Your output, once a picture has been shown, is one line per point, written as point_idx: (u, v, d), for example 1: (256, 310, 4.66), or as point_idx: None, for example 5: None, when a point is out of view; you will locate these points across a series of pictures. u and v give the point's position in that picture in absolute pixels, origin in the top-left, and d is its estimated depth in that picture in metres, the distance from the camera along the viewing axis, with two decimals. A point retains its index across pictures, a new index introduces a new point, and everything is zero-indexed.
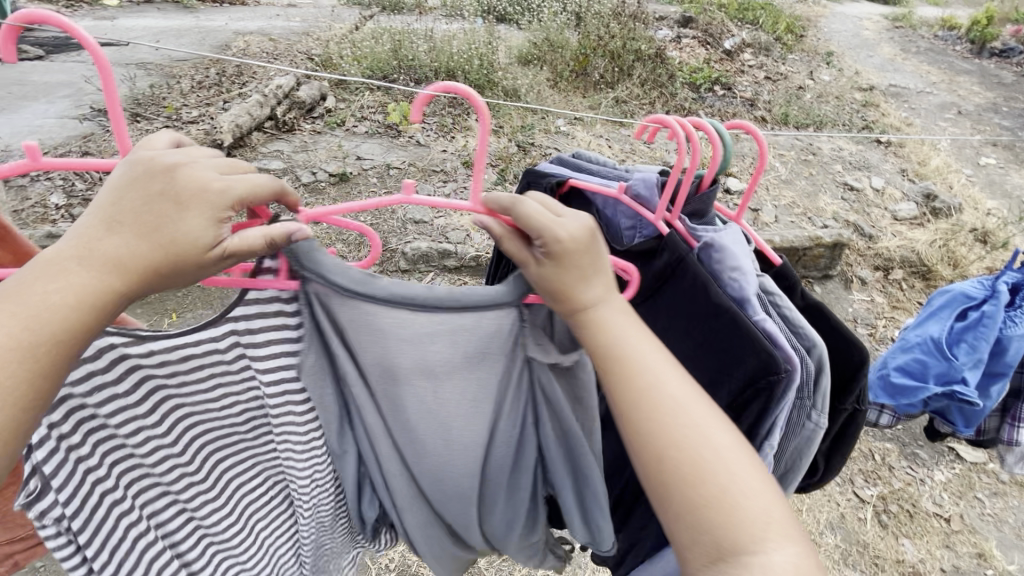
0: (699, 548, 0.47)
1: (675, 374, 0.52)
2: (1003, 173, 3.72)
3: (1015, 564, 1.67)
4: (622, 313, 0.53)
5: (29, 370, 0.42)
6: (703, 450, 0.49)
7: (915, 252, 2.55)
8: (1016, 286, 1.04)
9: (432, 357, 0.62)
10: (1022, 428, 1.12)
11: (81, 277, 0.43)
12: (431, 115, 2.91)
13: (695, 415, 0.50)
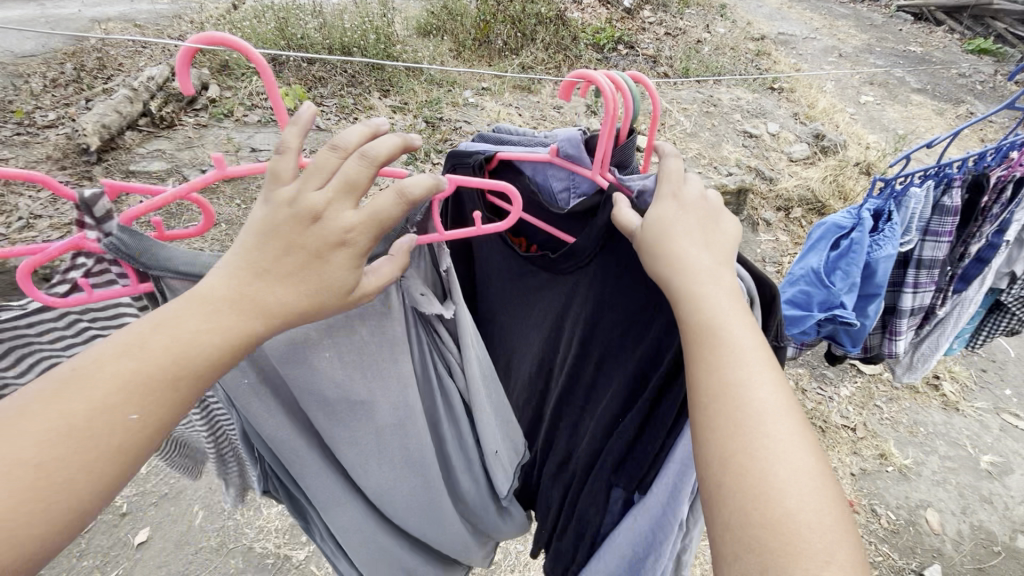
0: (740, 543, 0.38)
1: (753, 334, 0.44)
2: (880, 109, 4.06)
3: (910, 458, 1.89)
4: (712, 270, 0.47)
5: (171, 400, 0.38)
6: (752, 413, 0.40)
7: (810, 190, 2.74)
8: (878, 211, 1.10)
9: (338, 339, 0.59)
10: (899, 341, 1.20)
11: (229, 317, 0.40)
12: (329, 97, 2.74)
13: (750, 373, 0.42)
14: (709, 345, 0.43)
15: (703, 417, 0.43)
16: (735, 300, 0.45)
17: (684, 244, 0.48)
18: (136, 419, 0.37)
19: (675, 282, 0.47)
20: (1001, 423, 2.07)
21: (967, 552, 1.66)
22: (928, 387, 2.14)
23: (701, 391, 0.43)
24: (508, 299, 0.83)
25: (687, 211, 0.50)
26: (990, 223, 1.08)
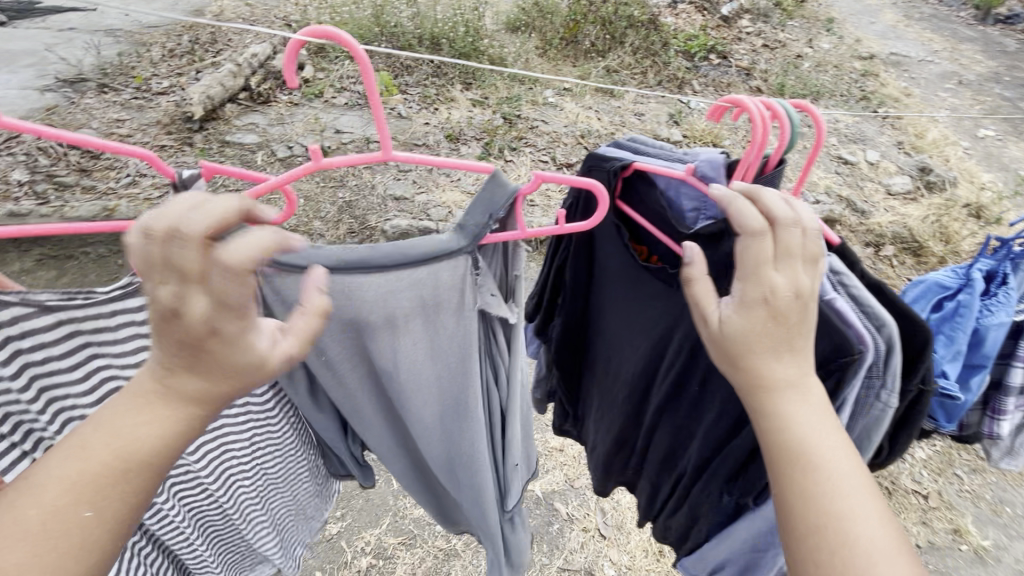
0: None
1: (842, 451, 0.47)
2: (1001, 146, 3.65)
3: (989, 540, 1.70)
4: (789, 384, 0.49)
5: (126, 487, 0.41)
6: (862, 543, 0.43)
7: (907, 229, 2.50)
8: (990, 273, 0.99)
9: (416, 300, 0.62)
10: (1003, 421, 1.03)
11: (170, 406, 0.43)
12: (414, 85, 2.81)
13: (854, 499, 0.45)
14: (798, 465, 0.46)
15: (804, 545, 0.45)
16: (823, 420, 0.48)
17: (766, 356, 0.49)
18: (89, 515, 0.40)
19: (761, 396, 0.49)
20: None
21: None
22: None
23: (806, 520, 0.45)
24: (617, 299, 0.83)
25: (763, 306, 0.48)
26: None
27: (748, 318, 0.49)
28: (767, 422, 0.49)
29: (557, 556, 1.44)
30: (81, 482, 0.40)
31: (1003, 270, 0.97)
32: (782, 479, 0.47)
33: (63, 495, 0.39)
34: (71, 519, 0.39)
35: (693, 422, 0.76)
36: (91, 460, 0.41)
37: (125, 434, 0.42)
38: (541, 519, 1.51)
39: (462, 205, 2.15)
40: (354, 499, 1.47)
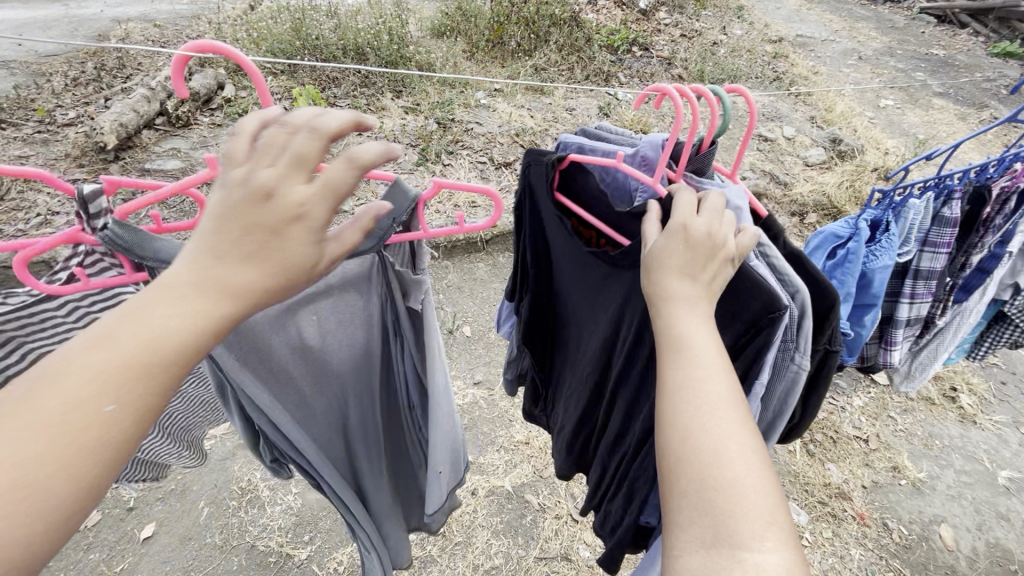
0: (696, 530, 0.43)
1: (708, 336, 0.50)
2: (900, 114, 3.97)
3: (923, 472, 1.85)
4: (691, 292, 0.52)
5: (147, 387, 0.37)
6: (702, 402, 0.47)
7: (826, 196, 2.69)
8: (875, 222, 1.06)
9: (297, 297, 0.66)
10: (894, 350, 1.18)
11: (196, 303, 0.38)
12: (343, 97, 2.77)
13: (701, 371, 0.48)
14: (671, 348, 0.50)
15: (665, 410, 0.48)
16: (705, 315, 0.52)
17: (671, 276, 0.53)
18: (111, 411, 0.35)
19: (656, 299, 0.53)
20: (1021, 438, 2.02)
21: (983, 571, 1.61)
22: (945, 399, 2.09)
23: (663, 391, 0.49)
24: (574, 280, 0.85)
25: (678, 243, 0.54)
26: (992, 234, 1.09)
27: (670, 246, 0.54)
28: (658, 319, 0.52)
29: (533, 546, 1.46)
30: (102, 374, 0.35)
31: (886, 218, 1.05)
32: (660, 361, 0.51)
33: (89, 385, 0.35)
34: (90, 416, 0.34)
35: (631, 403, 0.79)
36: (114, 353, 0.36)
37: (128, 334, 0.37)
38: (513, 513, 1.52)
39: None
40: (322, 520, 1.44)
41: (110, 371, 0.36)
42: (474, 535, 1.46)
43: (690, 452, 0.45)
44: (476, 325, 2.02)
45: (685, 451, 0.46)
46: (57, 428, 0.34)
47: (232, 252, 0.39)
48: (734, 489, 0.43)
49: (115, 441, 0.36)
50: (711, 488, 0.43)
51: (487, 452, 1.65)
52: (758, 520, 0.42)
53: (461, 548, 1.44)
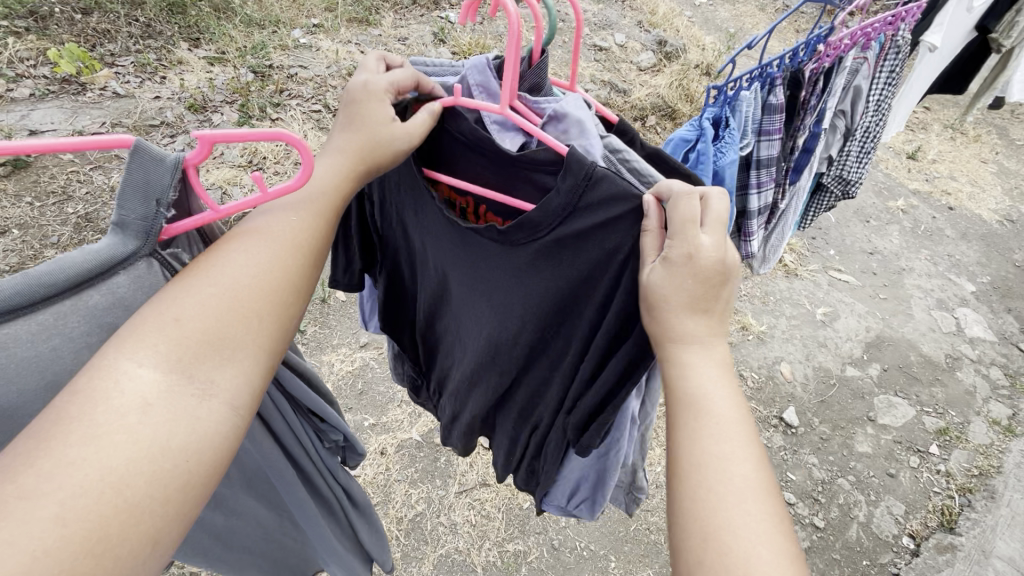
0: None
1: (729, 406, 0.52)
2: (713, 10, 4.28)
3: (764, 324, 2.20)
4: (705, 347, 0.54)
5: (245, 318, 0.44)
6: (727, 482, 0.48)
7: (660, 97, 2.86)
8: (715, 120, 1.09)
9: (76, 356, 0.45)
10: (752, 240, 1.32)
11: (274, 256, 0.48)
12: (123, 54, 2.28)
13: (722, 445, 0.50)
14: (692, 413, 0.52)
15: (682, 486, 0.50)
16: (724, 378, 0.54)
17: (678, 317, 0.53)
18: (179, 322, 0.41)
19: (670, 348, 0.54)
20: (829, 279, 2.46)
21: (812, 391, 2.01)
22: (774, 261, 2.46)
23: (682, 467, 0.51)
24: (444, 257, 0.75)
25: (678, 266, 0.51)
26: (810, 115, 1.24)
27: (668, 273, 0.52)
28: (672, 370, 0.54)
29: (453, 483, 1.51)
30: (218, 300, 0.44)
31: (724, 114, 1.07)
32: (677, 423, 0.53)
33: (192, 308, 0.42)
34: (177, 327, 0.41)
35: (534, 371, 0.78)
36: (219, 285, 0.44)
37: (279, 241, 0.49)
38: (427, 459, 1.55)
39: (235, 181, 1.89)
40: None
41: (210, 297, 0.43)
42: (392, 491, 1.47)
43: (713, 528, 0.47)
44: (348, 287, 1.90)
45: (706, 537, 0.47)
46: (179, 336, 0.41)
47: (307, 216, 0.52)
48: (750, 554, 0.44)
49: (198, 357, 0.41)
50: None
51: (388, 410, 1.63)
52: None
53: (381, 507, 1.44)
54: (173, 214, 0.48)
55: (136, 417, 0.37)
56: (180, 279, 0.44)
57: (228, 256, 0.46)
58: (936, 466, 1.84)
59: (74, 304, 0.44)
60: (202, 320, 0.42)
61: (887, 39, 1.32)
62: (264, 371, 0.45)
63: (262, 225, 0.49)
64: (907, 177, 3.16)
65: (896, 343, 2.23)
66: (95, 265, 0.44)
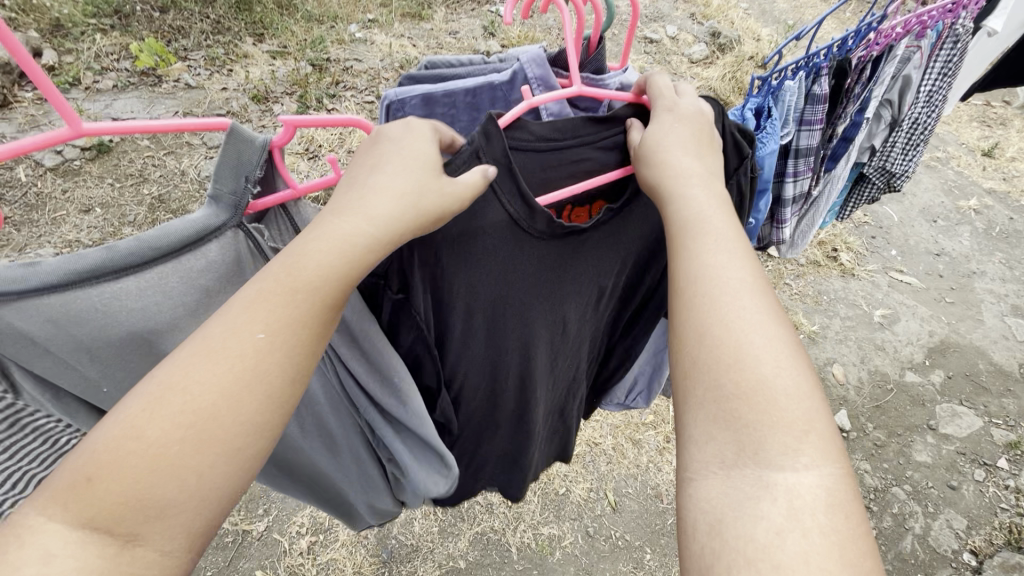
0: (713, 443, 0.43)
1: (721, 218, 0.52)
2: (770, 2, 4.13)
3: (816, 324, 2.11)
4: (697, 175, 0.55)
5: (194, 458, 0.37)
6: (724, 287, 0.48)
7: (712, 90, 2.79)
8: (758, 110, 1.03)
9: (173, 312, 0.51)
10: (784, 228, 1.25)
11: (235, 374, 0.39)
12: (195, 49, 2.43)
13: (720, 255, 0.50)
14: (687, 233, 0.52)
15: (681, 307, 0.49)
16: (716, 199, 0.54)
17: (679, 157, 0.56)
18: (95, 479, 0.35)
19: (671, 183, 0.55)
20: (889, 280, 2.33)
21: (867, 396, 1.91)
22: (829, 260, 2.35)
23: (681, 285, 0.50)
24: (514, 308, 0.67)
25: (684, 122, 0.58)
26: (853, 104, 1.18)
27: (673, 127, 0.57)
28: (669, 201, 0.54)
29: None
30: (158, 443, 0.36)
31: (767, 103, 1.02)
32: (673, 247, 0.52)
33: (127, 450, 0.36)
34: (91, 480, 0.35)
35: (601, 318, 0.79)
36: (162, 417, 0.37)
37: (232, 345, 0.40)
38: None
39: (293, 168, 1.99)
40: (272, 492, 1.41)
41: (145, 436, 0.36)
42: None
43: (718, 338, 0.46)
44: None
45: (702, 345, 0.46)
46: (97, 485, 0.35)
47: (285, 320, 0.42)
48: (764, 381, 0.44)
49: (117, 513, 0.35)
50: (737, 394, 0.43)
51: None
52: (796, 419, 0.43)
53: None
54: (258, 192, 0.53)
55: (36, 568, 0.32)
56: (135, 386, 0.38)
57: (189, 367, 0.39)
58: (1005, 481, 1.72)
59: (175, 264, 0.50)
60: (128, 474, 0.35)
61: (948, 27, 1.24)
62: (219, 509, 0.38)
63: (222, 318, 0.41)
64: (981, 175, 2.95)
65: (963, 350, 2.09)
66: (194, 232, 0.49)
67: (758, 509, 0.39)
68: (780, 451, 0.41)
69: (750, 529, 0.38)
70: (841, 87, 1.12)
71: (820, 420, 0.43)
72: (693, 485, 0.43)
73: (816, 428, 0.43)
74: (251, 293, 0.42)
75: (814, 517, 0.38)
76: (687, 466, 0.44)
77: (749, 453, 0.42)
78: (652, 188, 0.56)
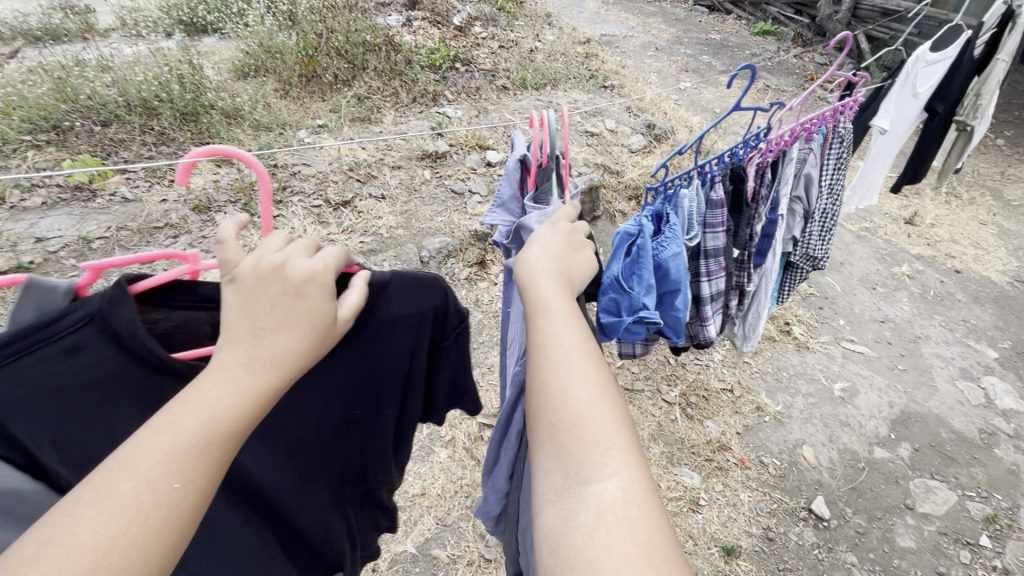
0: (551, 471, 0.46)
1: (562, 296, 0.57)
2: (697, 93, 4.54)
3: (780, 404, 2.09)
4: (551, 271, 0.60)
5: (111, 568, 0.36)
6: (558, 350, 0.51)
7: (653, 177, 2.94)
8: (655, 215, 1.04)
9: None
10: (709, 324, 1.26)
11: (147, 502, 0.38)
12: (135, 161, 2.40)
13: (552, 318, 0.54)
14: (533, 308, 0.56)
15: (530, 370, 0.52)
16: (558, 282, 0.59)
17: (532, 252, 0.62)
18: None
19: (522, 272, 0.60)
20: (842, 350, 2.38)
21: (841, 477, 1.86)
22: (782, 334, 2.40)
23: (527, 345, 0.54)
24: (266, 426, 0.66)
25: (553, 234, 0.66)
26: (762, 205, 1.25)
27: (539, 254, 0.61)
28: (525, 289, 0.58)
29: None
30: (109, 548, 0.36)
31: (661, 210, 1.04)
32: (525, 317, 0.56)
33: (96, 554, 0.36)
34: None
35: (377, 423, 0.77)
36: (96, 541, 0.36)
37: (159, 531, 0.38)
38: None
39: None
40: None
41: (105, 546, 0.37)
42: None
43: (548, 382, 0.49)
44: None
45: (539, 391, 0.50)
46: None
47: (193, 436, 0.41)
48: (582, 414, 0.47)
49: None
50: (564, 427, 0.46)
51: None
52: (605, 440, 0.45)
53: None
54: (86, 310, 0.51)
55: None
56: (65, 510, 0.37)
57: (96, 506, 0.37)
58: (991, 561, 1.65)
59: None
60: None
61: (832, 129, 1.36)
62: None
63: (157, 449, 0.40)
64: (907, 242, 3.15)
65: (924, 419, 2.09)
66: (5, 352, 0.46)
67: (577, 520, 0.42)
68: (591, 470, 0.44)
69: (573, 539, 0.41)
70: (739, 191, 1.19)
71: (624, 440, 0.46)
72: (539, 519, 0.45)
73: (623, 445, 0.46)
74: (131, 491, 0.38)
75: (615, 514, 0.41)
76: (535, 503, 0.46)
77: (575, 474, 0.44)
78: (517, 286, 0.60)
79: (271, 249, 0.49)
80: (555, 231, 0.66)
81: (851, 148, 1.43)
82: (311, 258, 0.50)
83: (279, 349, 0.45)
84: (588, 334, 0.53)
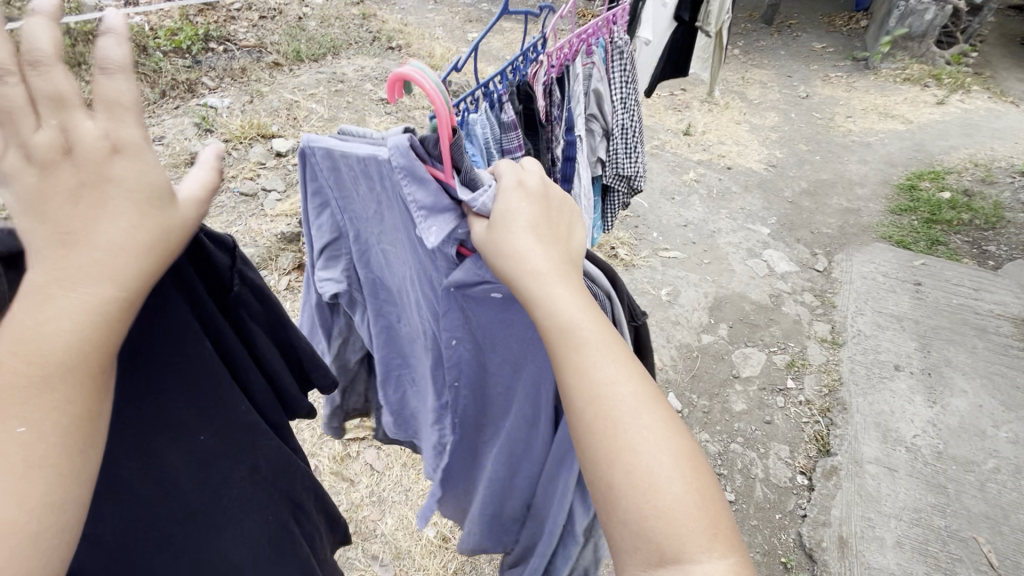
0: (640, 551, 0.48)
1: (598, 329, 0.54)
2: (486, 42, 4.52)
3: None
4: (555, 275, 0.56)
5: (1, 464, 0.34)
6: (622, 411, 0.51)
7: None
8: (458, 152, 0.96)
9: None
10: None
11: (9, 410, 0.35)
12: None
13: (608, 371, 0.53)
14: (571, 346, 0.53)
15: (583, 421, 0.53)
16: (581, 297, 0.55)
17: (532, 255, 0.57)
18: (25, 430, 0.35)
19: (536, 290, 0.55)
20: (661, 260, 2.65)
21: (683, 369, 2.11)
22: (611, 258, 2.59)
23: (577, 403, 0.53)
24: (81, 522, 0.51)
25: (527, 210, 0.60)
26: (557, 126, 1.23)
27: (545, 264, 0.56)
28: (540, 313, 0.54)
29: None
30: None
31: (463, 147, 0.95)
32: (564, 364, 0.54)
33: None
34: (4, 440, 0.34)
35: (247, 428, 0.60)
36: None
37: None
38: None
39: None
40: None
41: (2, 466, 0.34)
42: None
43: (622, 456, 0.50)
44: None
45: (614, 461, 0.50)
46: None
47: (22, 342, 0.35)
48: (662, 496, 0.48)
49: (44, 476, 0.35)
50: (649, 514, 0.48)
51: None
52: (692, 520, 0.48)
53: None
54: None
55: None
56: None
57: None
58: (798, 398, 2.02)
59: None
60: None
61: (610, 42, 1.38)
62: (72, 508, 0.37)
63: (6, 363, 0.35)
64: (689, 151, 3.60)
65: (732, 299, 2.45)
66: None
67: None
68: (685, 536, 0.47)
69: None
70: (532, 111, 1.15)
71: (711, 509, 0.49)
72: None
73: (717, 519, 0.49)
74: None
75: None
76: (621, 564, 0.50)
77: (669, 559, 0.47)
78: (521, 296, 0.56)
79: (26, 119, 0.35)
80: (538, 209, 0.61)
81: (633, 58, 1.48)
82: (95, 118, 0.37)
83: (98, 255, 0.36)
84: (648, 385, 0.54)
